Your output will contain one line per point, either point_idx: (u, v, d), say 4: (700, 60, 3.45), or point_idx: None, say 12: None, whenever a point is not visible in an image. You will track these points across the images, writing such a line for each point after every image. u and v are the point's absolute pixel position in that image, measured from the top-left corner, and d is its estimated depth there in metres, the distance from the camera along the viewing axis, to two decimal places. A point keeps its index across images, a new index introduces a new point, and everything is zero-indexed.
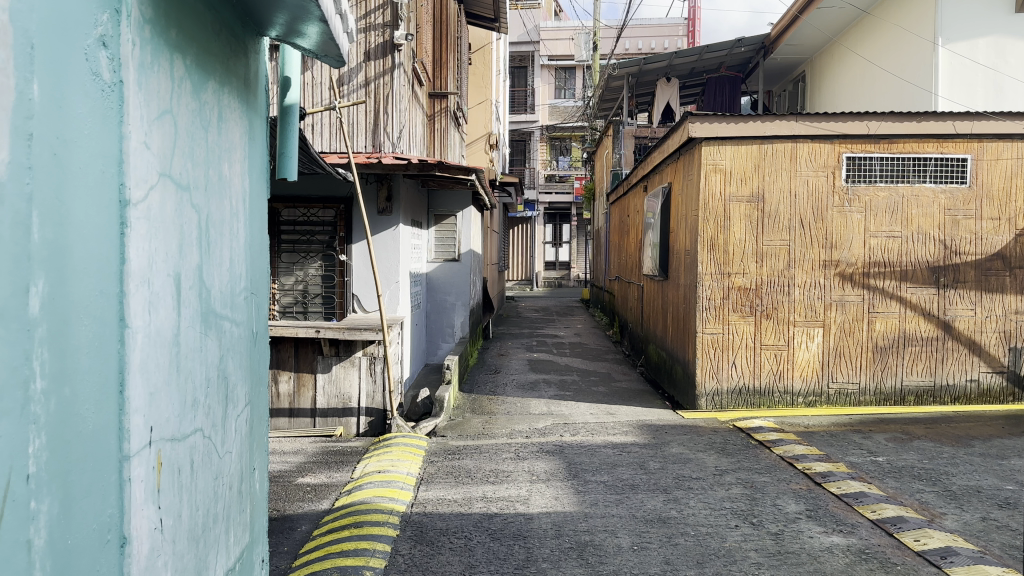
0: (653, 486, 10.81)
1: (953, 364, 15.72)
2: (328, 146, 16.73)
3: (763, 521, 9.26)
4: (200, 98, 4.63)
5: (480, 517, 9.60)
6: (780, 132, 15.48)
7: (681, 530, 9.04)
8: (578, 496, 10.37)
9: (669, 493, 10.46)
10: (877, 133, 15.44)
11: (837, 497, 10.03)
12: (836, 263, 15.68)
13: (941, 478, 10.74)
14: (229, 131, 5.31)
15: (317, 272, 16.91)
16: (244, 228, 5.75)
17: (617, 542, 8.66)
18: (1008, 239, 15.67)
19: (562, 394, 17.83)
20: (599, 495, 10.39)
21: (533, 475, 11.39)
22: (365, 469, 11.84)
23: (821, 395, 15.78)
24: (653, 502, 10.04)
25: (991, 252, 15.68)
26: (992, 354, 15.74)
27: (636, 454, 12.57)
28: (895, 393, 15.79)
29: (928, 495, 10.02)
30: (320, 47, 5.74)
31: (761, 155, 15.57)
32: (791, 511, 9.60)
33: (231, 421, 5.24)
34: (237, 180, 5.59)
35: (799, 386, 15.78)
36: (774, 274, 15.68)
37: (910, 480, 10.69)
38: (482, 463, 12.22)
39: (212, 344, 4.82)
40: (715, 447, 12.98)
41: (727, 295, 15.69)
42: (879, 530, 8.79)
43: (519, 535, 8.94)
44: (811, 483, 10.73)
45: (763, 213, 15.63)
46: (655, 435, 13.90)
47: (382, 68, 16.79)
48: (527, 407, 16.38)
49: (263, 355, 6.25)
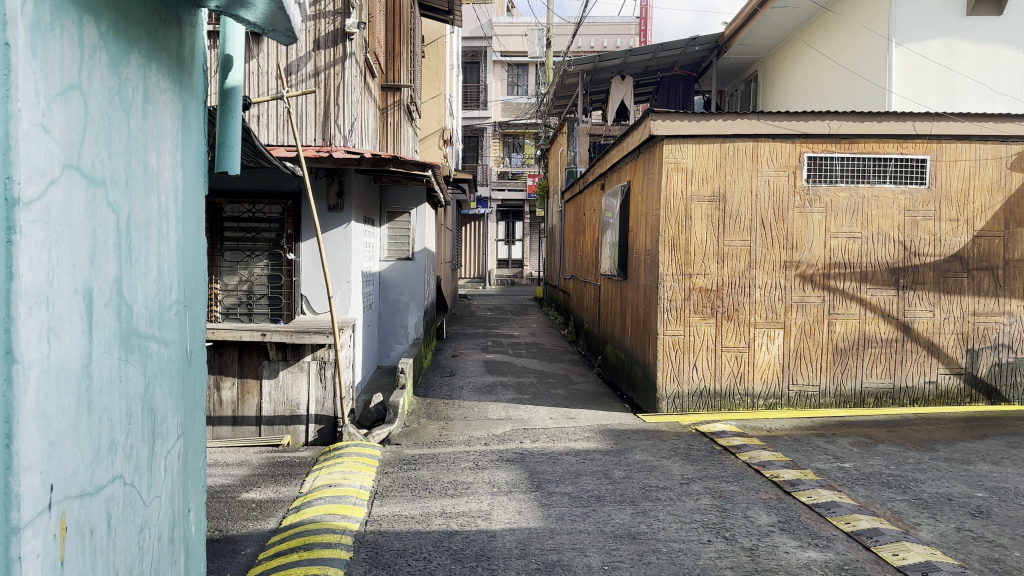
0: (620, 497, 10.38)
1: (912, 366, 15.70)
2: (275, 139, 15.90)
3: (735, 535, 8.89)
4: (120, 74, 3.97)
5: (440, 535, 9.03)
6: (742, 131, 15.24)
7: (652, 546, 8.61)
8: (542, 510, 9.87)
9: (636, 505, 10.04)
10: (837, 133, 15.31)
11: (808, 507, 9.74)
12: (797, 264, 15.50)
13: (911, 485, 10.56)
14: (157, 115, 4.64)
15: (263, 271, 16.01)
16: (176, 231, 5.08)
17: (586, 562, 8.18)
18: (967, 240, 15.67)
19: (521, 397, 17.34)
20: (564, 508, 9.91)
21: (494, 487, 10.85)
22: (315, 483, 11.11)
23: (782, 397, 15.62)
24: (621, 515, 9.61)
25: (950, 253, 15.67)
26: (951, 356, 15.77)
27: (599, 462, 12.15)
28: (854, 395, 15.71)
29: (900, 504, 9.81)
30: (266, 20, 5.12)
31: (723, 154, 15.30)
32: (763, 523, 9.26)
33: (160, 459, 4.58)
34: (168, 173, 4.92)
35: (760, 389, 15.57)
36: (735, 275, 15.44)
37: (879, 488, 10.48)
38: (439, 473, 11.63)
39: (135, 371, 4.16)
40: (679, 453, 12.65)
41: (688, 296, 15.40)
42: (855, 543, 8.51)
43: (482, 555, 8.39)
44: (780, 492, 10.44)
45: (723, 213, 15.38)
46: (618, 441, 13.50)
47: (333, 58, 16.00)
48: (484, 412, 15.82)
49: (197, 376, 5.59)
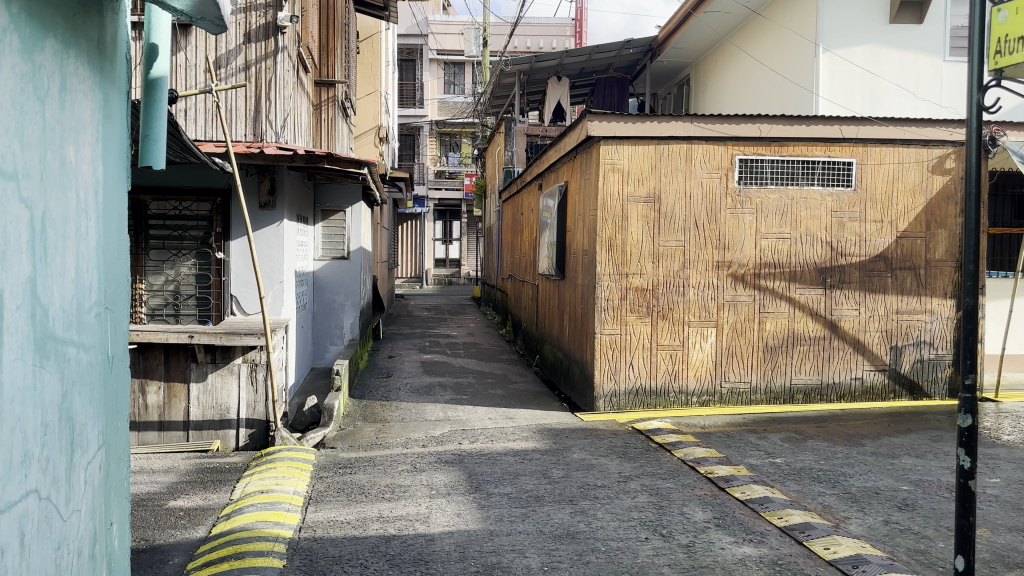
0: (559, 496, 10.39)
1: (838, 362, 16.23)
2: (203, 134, 15.38)
3: (672, 532, 9.00)
4: (34, 60, 3.72)
5: (377, 540, 8.86)
6: (676, 133, 15.49)
7: (591, 545, 8.64)
8: (482, 511, 9.79)
9: (575, 504, 10.07)
10: (768, 136, 15.70)
11: (742, 503, 9.94)
12: (729, 264, 15.84)
13: (840, 480, 10.89)
14: (75, 105, 4.37)
15: (190, 271, 15.48)
16: (96, 229, 4.81)
17: (526, 563, 8.15)
18: (890, 241, 16.27)
19: (459, 398, 17.23)
20: (503, 509, 9.86)
21: (432, 490, 10.72)
22: (247, 489, 10.77)
23: (714, 394, 15.94)
24: (561, 515, 9.62)
25: (874, 253, 16.25)
26: (875, 352, 16.36)
27: (538, 461, 12.15)
28: (783, 391, 16.14)
29: (830, 498, 10.11)
30: (195, 8, 4.91)
31: (658, 156, 15.52)
32: (699, 519, 9.41)
33: (79, 471, 4.33)
34: (87, 167, 4.65)
35: (693, 386, 15.86)
36: (670, 275, 15.68)
37: (810, 483, 10.78)
38: (376, 477, 11.43)
39: (50, 377, 3.91)
40: (617, 451, 12.76)
41: (625, 295, 15.56)
42: (788, 538, 8.73)
43: (421, 559, 8.27)
44: (714, 488, 10.63)
45: (659, 213, 15.60)
46: (556, 440, 13.54)
47: (264, 51, 15.58)
48: (422, 413, 15.65)
49: (120, 381, 5.32)
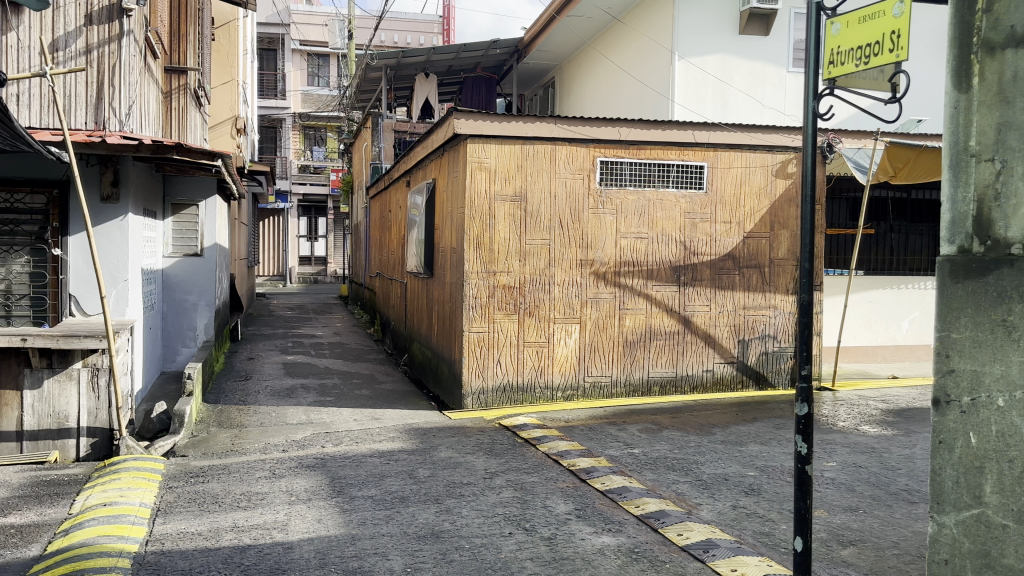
0: (424, 496, 10.30)
1: (692, 355, 17.07)
2: (37, 120, 14.09)
3: (535, 526, 9.13)
4: None
5: (232, 550, 8.43)
6: (541, 133, 15.74)
7: (456, 543, 8.62)
8: (344, 515, 9.54)
9: (440, 503, 10.01)
10: (627, 139, 16.26)
11: (602, 493, 10.24)
12: (591, 262, 16.28)
13: (693, 468, 11.45)
14: None
15: (22, 268, 14.19)
16: None
17: (389, 565, 8.01)
18: (738, 241, 17.26)
19: (323, 400, 16.74)
20: (367, 512, 9.66)
21: (292, 495, 10.34)
22: (86, 503, 9.97)
23: (578, 389, 16.34)
24: (425, 515, 9.53)
25: (724, 252, 17.19)
26: (724, 346, 17.32)
27: (404, 462, 11.99)
28: (642, 384, 16.78)
29: (683, 486, 10.60)
30: None
31: (523, 156, 15.72)
32: (561, 511, 9.60)
33: None
34: None
35: (558, 381, 16.19)
36: (535, 273, 15.93)
37: (666, 471, 11.26)
38: (232, 484, 10.88)
39: None
40: (483, 448, 12.81)
41: (492, 293, 15.66)
42: (645, 526, 9.07)
43: (278, 569, 7.95)
44: (577, 480, 10.89)
45: (524, 212, 15.80)
46: (423, 439, 13.41)
47: (107, 35, 14.50)
48: (283, 417, 15.08)
49: None
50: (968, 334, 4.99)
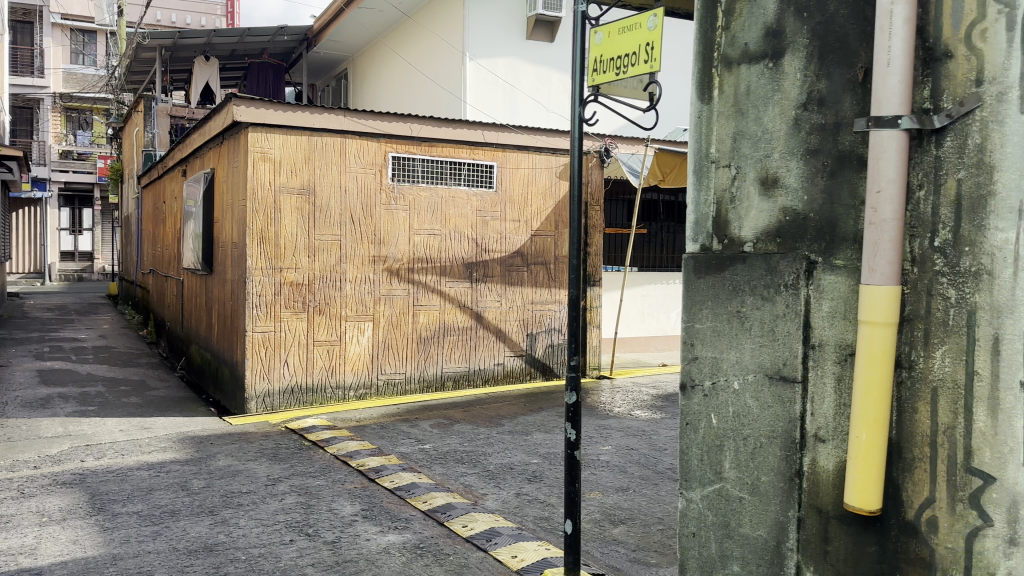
0: (198, 508, 9.57)
1: (483, 350, 17.40)
2: None
3: (318, 530, 8.80)
4: None
5: None
6: (330, 125, 15.24)
7: (229, 556, 8.07)
8: (103, 535, 8.62)
9: (216, 515, 9.35)
10: (418, 135, 16.22)
11: (390, 491, 10.12)
12: (383, 259, 16.06)
13: (480, 459, 11.67)
14: None
15: None
16: None
17: None
18: (526, 239, 17.84)
19: (84, 410, 15.07)
20: (130, 530, 8.79)
21: (41, 518, 9.17)
22: None
23: (371, 387, 16.06)
24: (198, 528, 8.86)
25: (513, 249, 17.68)
26: (514, 340, 17.83)
27: (177, 473, 11.09)
28: (436, 379, 16.84)
29: (470, 478, 10.76)
30: None
31: (311, 148, 15.15)
32: (346, 513, 9.36)
33: None
34: None
35: (351, 380, 15.82)
36: (325, 269, 15.43)
37: (454, 465, 11.37)
38: None
39: None
40: (267, 453, 12.19)
41: (278, 290, 14.95)
42: (430, 521, 9.08)
43: None
44: (364, 480, 10.67)
45: (313, 207, 15.24)
46: (200, 448, 12.50)
47: None
48: (33, 431, 13.37)
49: None
50: (709, 326, 5.83)
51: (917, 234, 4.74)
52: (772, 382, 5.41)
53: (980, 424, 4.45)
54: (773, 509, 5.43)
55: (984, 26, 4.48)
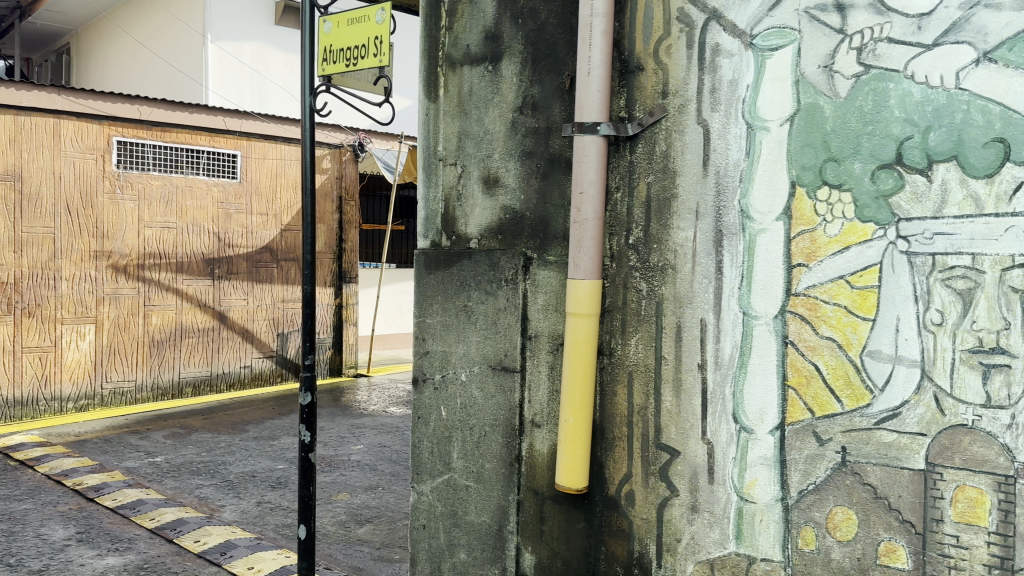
0: None
1: (228, 352, 16.37)
2: None
3: (20, 560, 7.70)
4: None
5: None
6: (38, 104, 13.47)
7: None
8: None
9: None
10: (148, 119, 14.84)
11: (112, 511, 9.15)
12: (108, 255, 14.48)
13: (220, 469, 10.94)
14: None
15: None
16: None
17: None
18: (275, 234, 16.99)
19: None
20: None
21: None
22: None
23: (93, 398, 14.46)
24: None
25: (260, 245, 16.76)
26: (262, 340, 16.95)
27: None
28: (171, 386, 15.53)
29: (208, 489, 10.04)
30: None
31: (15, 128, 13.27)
32: (57, 538, 8.29)
33: None
34: None
35: (68, 390, 14.14)
36: (35, 266, 13.61)
37: (190, 477, 10.55)
38: None
39: None
40: None
41: None
42: (158, 539, 8.35)
43: None
44: (81, 501, 9.54)
45: (19, 195, 13.37)
46: None
47: None
48: None
49: None
50: (438, 320, 5.96)
51: (615, 231, 5.19)
52: (496, 372, 5.63)
53: (667, 403, 4.96)
54: (496, 495, 5.65)
55: (668, 43, 4.95)
